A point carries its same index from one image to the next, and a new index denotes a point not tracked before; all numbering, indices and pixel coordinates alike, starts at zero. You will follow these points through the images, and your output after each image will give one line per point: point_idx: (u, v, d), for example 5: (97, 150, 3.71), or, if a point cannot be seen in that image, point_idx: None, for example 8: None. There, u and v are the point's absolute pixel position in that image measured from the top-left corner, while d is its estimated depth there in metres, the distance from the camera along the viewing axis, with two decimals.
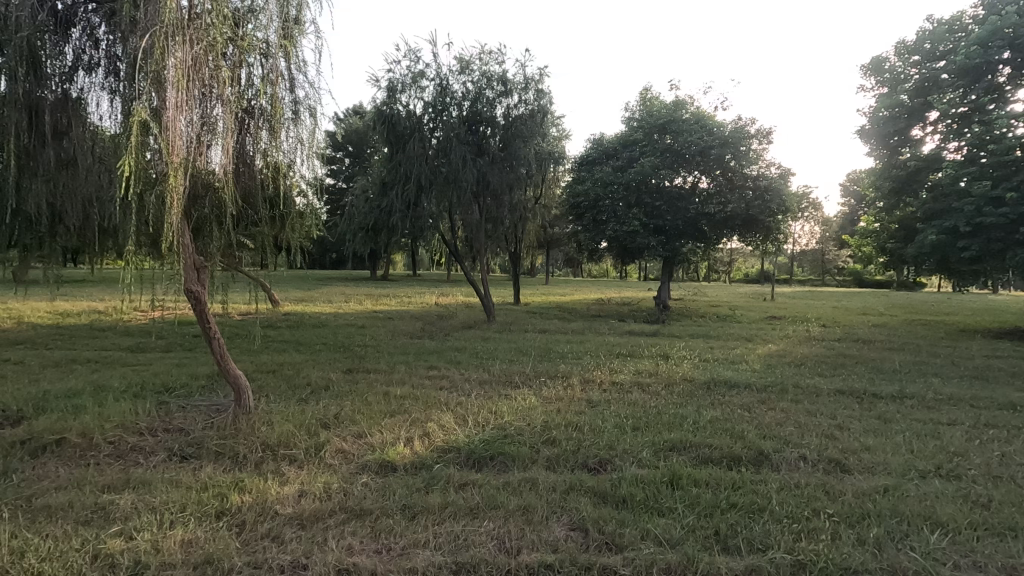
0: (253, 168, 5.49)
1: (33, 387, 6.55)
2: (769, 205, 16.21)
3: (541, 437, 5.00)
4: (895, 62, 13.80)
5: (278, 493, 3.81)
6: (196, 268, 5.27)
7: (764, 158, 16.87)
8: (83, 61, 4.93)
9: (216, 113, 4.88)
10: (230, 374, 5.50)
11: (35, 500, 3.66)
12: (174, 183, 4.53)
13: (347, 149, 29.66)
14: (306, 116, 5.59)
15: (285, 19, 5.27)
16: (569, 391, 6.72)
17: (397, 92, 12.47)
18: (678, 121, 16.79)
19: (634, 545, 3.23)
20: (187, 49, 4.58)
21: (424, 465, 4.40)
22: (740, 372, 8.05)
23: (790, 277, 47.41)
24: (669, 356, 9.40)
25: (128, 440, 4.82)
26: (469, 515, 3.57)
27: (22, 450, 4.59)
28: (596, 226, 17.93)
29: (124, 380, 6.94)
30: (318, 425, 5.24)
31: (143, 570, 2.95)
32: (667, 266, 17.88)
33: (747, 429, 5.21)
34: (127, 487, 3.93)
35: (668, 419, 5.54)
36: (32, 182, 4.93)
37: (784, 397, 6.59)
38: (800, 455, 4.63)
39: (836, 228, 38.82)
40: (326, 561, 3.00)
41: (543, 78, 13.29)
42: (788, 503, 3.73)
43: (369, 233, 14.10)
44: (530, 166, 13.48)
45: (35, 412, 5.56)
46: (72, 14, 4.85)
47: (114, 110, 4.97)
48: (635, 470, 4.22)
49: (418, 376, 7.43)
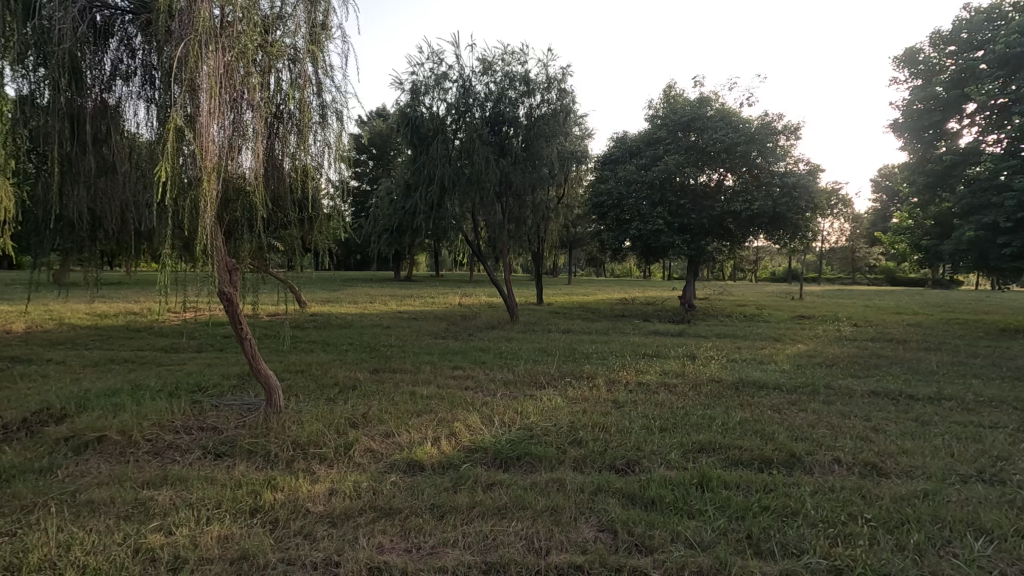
0: (283, 172, 5.59)
1: (75, 386, 6.78)
2: (798, 202, 15.87)
3: (568, 437, 4.99)
4: (930, 54, 13.31)
5: (310, 491, 3.87)
6: (228, 269, 5.41)
7: (791, 154, 16.56)
8: (120, 70, 5.08)
9: (247, 118, 5.01)
10: (261, 374, 5.62)
11: (79, 495, 3.80)
12: (208, 188, 4.65)
13: (371, 152, 30.17)
14: (333, 120, 5.71)
15: (312, 25, 5.37)
16: (595, 392, 6.69)
17: (420, 94, 12.54)
18: (702, 119, 16.59)
19: (664, 547, 3.20)
20: (219, 56, 4.69)
21: (451, 464, 4.43)
22: (769, 372, 7.91)
23: (819, 275, 46.39)
24: (696, 356, 9.30)
25: (164, 437, 4.97)
26: (497, 515, 3.58)
27: (66, 446, 4.76)
28: (619, 225, 17.81)
29: (160, 379, 7.13)
30: (346, 424, 5.32)
31: (182, 564, 3.04)
32: (692, 266, 17.66)
33: (778, 431, 5.12)
34: (165, 484, 4.05)
35: (696, 420, 5.48)
36: (74, 188, 5.11)
37: (816, 398, 6.45)
38: (834, 458, 4.53)
39: (867, 225, 37.87)
40: (358, 559, 3.04)
41: (566, 77, 13.27)
42: (823, 507, 3.65)
43: (393, 234, 14.21)
44: (553, 166, 13.49)
45: (76, 410, 5.75)
46: (110, 25, 5.01)
47: (151, 118, 5.13)
48: (663, 472, 4.19)
49: (444, 377, 7.48)
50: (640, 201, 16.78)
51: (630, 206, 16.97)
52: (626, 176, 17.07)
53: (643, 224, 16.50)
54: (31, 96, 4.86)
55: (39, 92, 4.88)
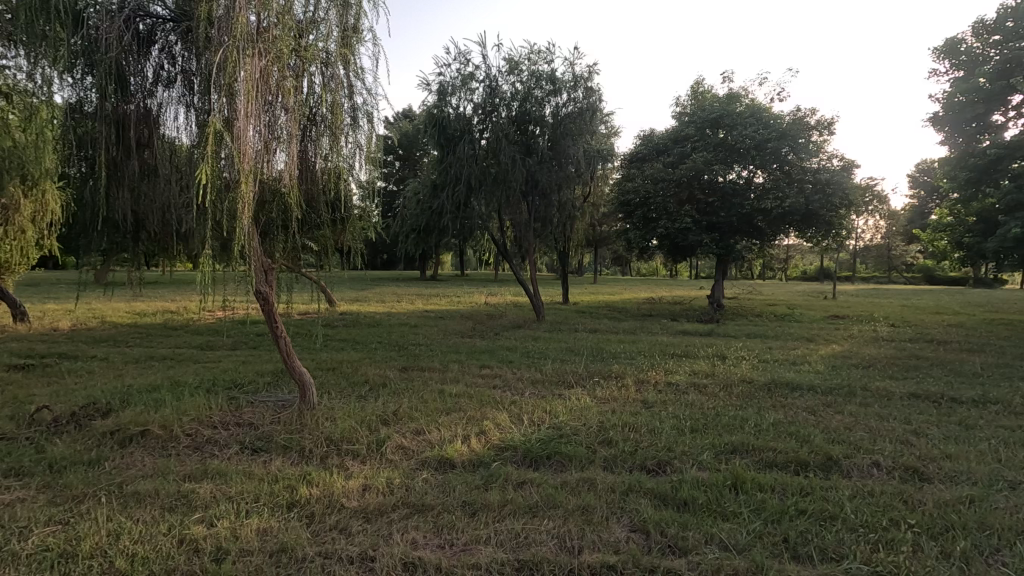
0: (315, 173, 5.72)
1: (118, 381, 7.08)
2: (832, 198, 15.43)
3: (598, 437, 4.97)
4: (973, 43, 12.79)
5: (344, 486, 3.95)
6: (264, 270, 5.56)
7: (824, 150, 16.18)
8: (161, 76, 5.24)
9: (282, 120, 5.13)
10: (295, 371, 5.76)
11: (126, 487, 3.96)
12: (245, 190, 4.79)
13: (398, 153, 30.65)
14: (363, 122, 5.78)
15: (344, 28, 5.44)
16: (623, 392, 6.64)
17: (447, 94, 12.61)
18: (732, 115, 16.35)
19: (699, 549, 3.17)
20: (256, 61, 4.82)
21: (482, 463, 4.46)
22: (802, 373, 7.74)
23: (854, 274, 45.20)
24: (727, 356, 9.16)
25: (203, 433, 5.12)
26: (528, 514, 3.59)
27: (112, 440, 4.95)
28: (646, 224, 17.64)
29: (198, 375, 7.39)
30: (378, 421, 5.41)
31: (224, 555, 3.13)
32: (722, 265, 17.35)
33: (814, 434, 5.00)
34: (205, 477, 4.18)
35: (727, 421, 5.41)
36: (119, 191, 5.29)
37: (852, 401, 6.29)
38: (873, 462, 4.41)
39: (904, 223, 36.76)
40: (393, 554, 3.09)
41: (593, 75, 13.20)
42: (863, 512, 3.56)
43: (420, 234, 14.37)
44: (579, 165, 13.44)
45: (120, 405, 5.97)
46: (152, 33, 5.20)
47: (190, 122, 5.28)
48: (696, 473, 4.15)
49: (472, 376, 7.49)
50: (667, 199, 16.61)
51: (657, 205, 16.80)
52: (653, 174, 16.88)
53: (670, 223, 16.33)
54: (80, 103, 5.08)
55: (88, 99, 5.09)
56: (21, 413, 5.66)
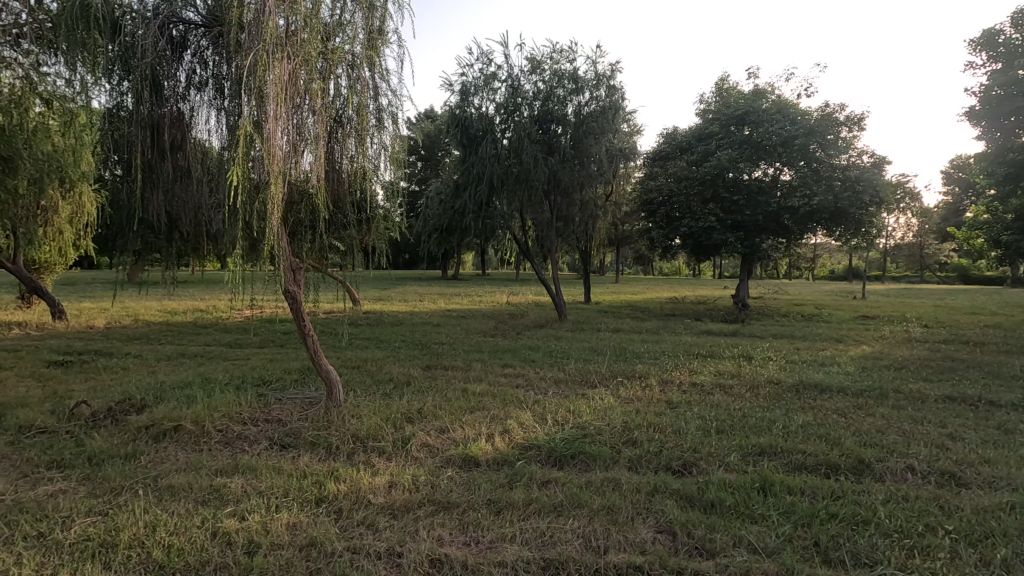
0: (342, 174, 5.81)
1: (151, 378, 7.27)
2: (862, 196, 15.04)
3: (622, 437, 4.95)
4: (1012, 35, 12.27)
5: (370, 483, 4.00)
6: (292, 269, 5.67)
7: (854, 146, 15.83)
8: (194, 80, 5.38)
9: (309, 122, 5.22)
10: (322, 369, 5.86)
11: (161, 480, 4.07)
12: (275, 191, 4.90)
13: (421, 153, 30.91)
14: (388, 123, 5.84)
15: (370, 30, 5.50)
16: (648, 392, 6.60)
17: (469, 94, 12.64)
18: (757, 112, 16.10)
19: (726, 551, 3.14)
20: (284, 65, 4.92)
21: (506, 462, 4.47)
22: (832, 375, 7.57)
23: (884, 274, 44.10)
24: (753, 356, 9.03)
25: (233, 428, 5.25)
26: (553, 513, 3.60)
27: (147, 434, 5.09)
28: (670, 223, 17.49)
29: (228, 372, 7.56)
30: (403, 419, 5.47)
31: (256, 548, 3.20)
32: (747, 265, 17.08)
33: (844, 436, 4.90)
34: (236, 472, 4.28)
35: (754, 422, 5.33)
36: (153, 193, 5.43)
37: (884, 403, 6.13)
38: (908, 466, 4.30)
39: (937, 221, 35.77)
40: (419, 551, 3.12)
41: (615, 74, 13.11)
42: (897, 517, 3.47)
43: (442, 234, 14.47)
44: (602, 163, 13.37)
45: (154, 401, 6.14)
46: (185, 39, 5.33)
47: (221, 125, 5.41)
48: (723, 474, 4.09)
49: (495, 375, 7.52)
50: (690, 198, 16.43)
51: (680, 204, 16.68)
52: (677, 173, 16.72)
53: (694, 221, 16.19)
54: (117, 107, 5.22)
55: (124, 103, 5.23)
56: (62, 408, 5.86)
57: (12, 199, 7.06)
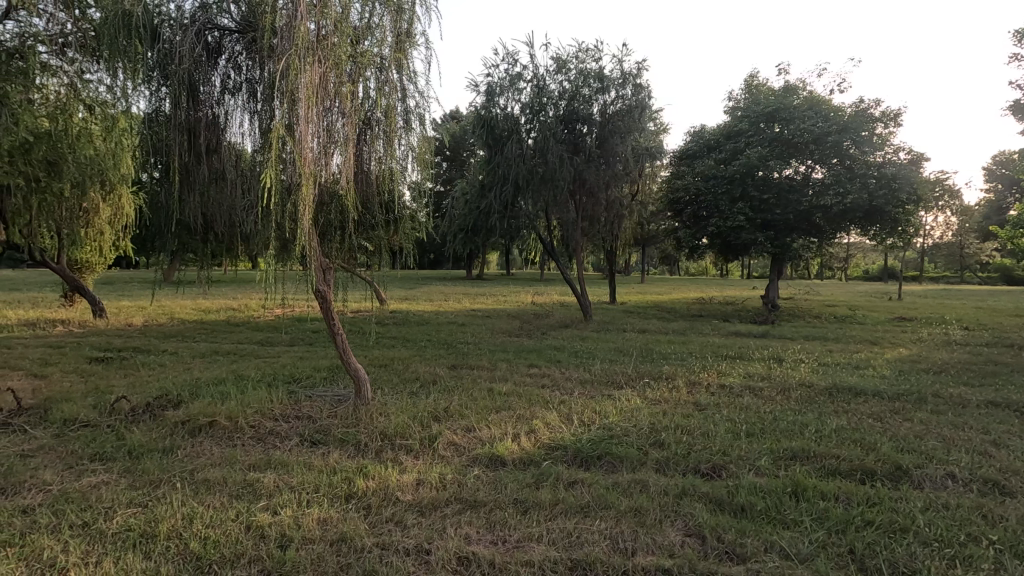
0: (370, 175, 5.88)
1: (186, 375, 7.50)
2: (899, 194, 14.56)
3: (649, 438, 4.91)
4: None
5: (399, 480, 4.05)
6: (322, 268, 5.78)
7: (890, 143, 15.36)
8: (228, 85, 5.53)
9: (339, 124, 5.31)
10: (352, 368, 5.94)
11: (197, 474, 4.19)
12: (306, 193, 4.99)
13: (446, 153, 31.15)
14: (416, 124, 5.90)
15: (398, 34, 5.57)
16: (675, 393, 6.54)
17: (495, 95, 12.67)
18: (788, 108, 15.79)
19: (758, 556, 3.08)
20: (315, 68, 5.02)
21: (532, 462, 4.47)
22: (867, 378, 7.36)
23: (922, 274, 42.66)
24: (784, 358, 8.84)
25: (266, 424, 5.38)
26: (579, 514, 3.59)
27: (183, 430, 5.25)
28: (697, 223, 17.30)
29: (260, 370, 7.74)
30: (430, 417, 5.52)
31: (288, 541, 3.27)
32: (777, 265, 16.79)
33: (880, 441, 4.76)
34: (268, 467, 4.38)
35: (786, 426, 5.21)
36: (190, 195, 5.56)
37: (922, 408, 5.94)
38: (948, 473, 4.16)
39: (979, 220, 34.39)
40: (447, 548, 3.15)
41: (642, 72, 12.97)
42: (936, 525, 3.36)
43: (468, 234, 14.52)
44: (627, 162, 13.26)
45: (190, 397, 6.32)
46: (220, 45, 5.48)
47: (254, 129, 5.55)
48: (753, 478, 4.02)
49: (520, 375, 7.52)
50: (719, 197, 16.16)
51: (708, 203, 16.50)
52: (705, 172, 16.49)
53: (723, 221, 15.94)
54: (155, 111, 5.36)
55: (162, 108, 5.38)
56: (103, 403, 6.08)
57: (58, 202, 7.37)
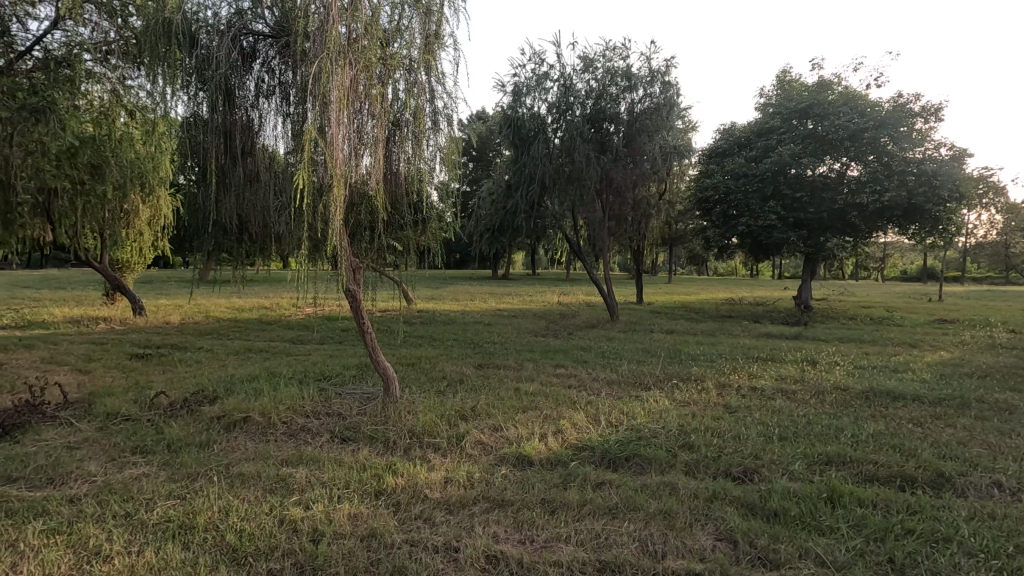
0: (399, 175, 5.94)
1: (221, 371, 7.71)
2: (940, 191, 14.02)
3: (678, 440, 4.85)
4: None
5: (427, 478, 4.09)
6: (352, 267, 5.87)
7: (930, 138, 14.82)
8: (262, 88, 5.67)
9: (369, 125, 5.39)
10: (380, 365, 6.02)
11: (232, 468, 4.30)
12: (337, 193, 5.07)
13: (473, 153, 31.33)
14: (443, 125, 5.95)
15: (426, 35, 5.63)
16: (704, 395, 6.43)
17: (521, 94, 12.66)
18: (822, 104, 15.41)
19: (792, 563, 3.01)
20: (347, 71, 5.09)
21: (560, 462, 4.46)
22: (906, 381, 7.11)
23: (965, 274, 41.00)
24: (818, 360, 8.60)
25: (297, 420, 5.50)
26: (608, 515, 3.56)
27: (218, 424, 5.39)
28: (726, 222, 17.01)
29: (291, 367, 7.91)
30: (457, 416, 5.55)
31: (320, 536, 3.34)
32: (810, 264, 16.45)
33: (921, 447, 4.60)
34: (300, 462, 4.48)
35: (820, 430, 5.08)
36: (226, 196, 5.71)
37: (965, 413, 5.71)
38: (994, 482, 3.99)
39: None
40: (475, 546, 3.17)
41: (670, 69, 12.80)
42: (982, 536, 3.23)
43: (494, 234, 14.56)
44: (655, 161, 13.11)
45: (224, 393, 6.50)
46: (255, 49, 5.61)
47: (287, 131, 5.67)
48: (787, 483, 3.93)
49: (547, 375, 7.50)
50: (749, 195, 15.85)
51: (738, 201, 16.19)
52: (735, 170, 16.18)
53: (753, 220, 15.64)
54: (193, 115, 5.52)
55: (199, 112, 5.53)
56: (143, 397, 6.31)
57: (101, 203, 7.65)
